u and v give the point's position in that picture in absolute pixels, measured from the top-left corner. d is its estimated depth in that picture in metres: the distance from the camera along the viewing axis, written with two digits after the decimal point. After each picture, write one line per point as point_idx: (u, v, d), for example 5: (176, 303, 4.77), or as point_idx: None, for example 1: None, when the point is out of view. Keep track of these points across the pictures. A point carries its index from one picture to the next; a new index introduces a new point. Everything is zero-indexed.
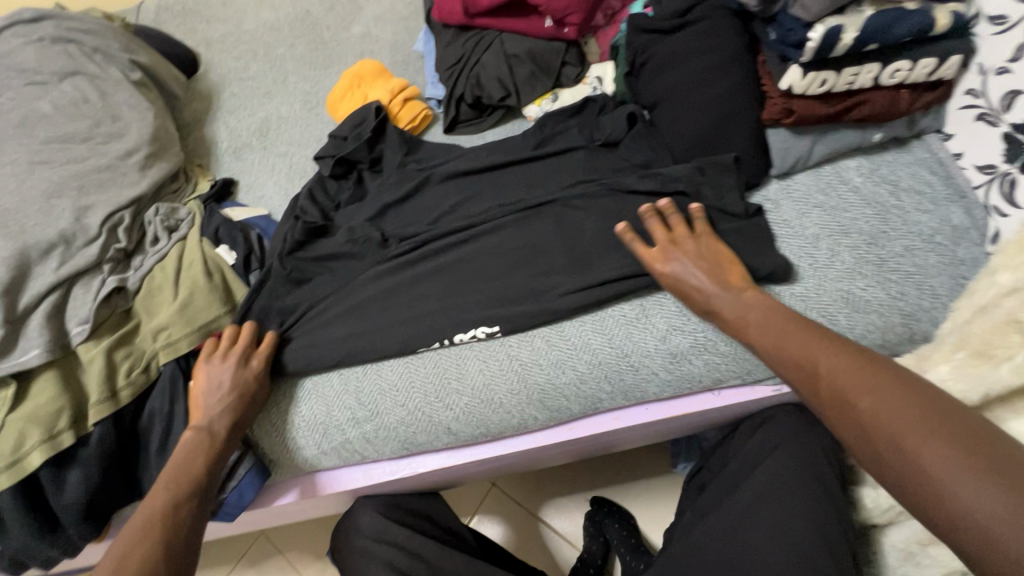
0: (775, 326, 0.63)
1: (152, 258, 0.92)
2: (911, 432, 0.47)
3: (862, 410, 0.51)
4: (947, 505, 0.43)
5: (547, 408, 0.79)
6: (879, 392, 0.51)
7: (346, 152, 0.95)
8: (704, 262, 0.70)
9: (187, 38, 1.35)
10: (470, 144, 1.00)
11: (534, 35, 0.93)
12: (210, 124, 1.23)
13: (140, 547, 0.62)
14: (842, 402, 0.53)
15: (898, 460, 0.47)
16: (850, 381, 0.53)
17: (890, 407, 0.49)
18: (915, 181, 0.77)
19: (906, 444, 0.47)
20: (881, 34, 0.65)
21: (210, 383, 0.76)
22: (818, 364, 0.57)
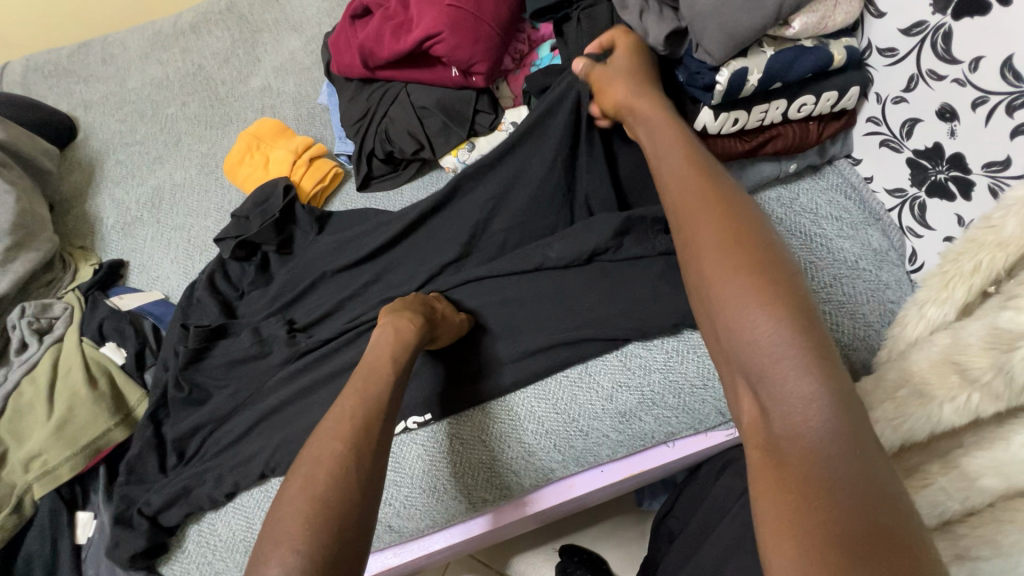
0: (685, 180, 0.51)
1: (19, 370, 0.79)
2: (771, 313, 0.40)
3: (724, 285, 0.43)
4: (778, 397, 0.38)
5: (496, 487, 0.72)
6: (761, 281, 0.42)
7: (249, 235, 0.86)
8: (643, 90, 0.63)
9: (61, 101, 1.21)
10: (396, 207, 0.94)
11: (439, 83, 0.87)
12: (93, 197, 1.10)
13: (341, 465, 0.50)
14: (714, 268, 0.44)
15: (744, 338, 0.41)
16: (726, 238, 0.45)
17: (760, 287, 0.41)
18: (833, 209, 0.78)
19: (753, 317, 0.40)
20: (783, 73, 0.65)
21: (401, 308, 0.70)
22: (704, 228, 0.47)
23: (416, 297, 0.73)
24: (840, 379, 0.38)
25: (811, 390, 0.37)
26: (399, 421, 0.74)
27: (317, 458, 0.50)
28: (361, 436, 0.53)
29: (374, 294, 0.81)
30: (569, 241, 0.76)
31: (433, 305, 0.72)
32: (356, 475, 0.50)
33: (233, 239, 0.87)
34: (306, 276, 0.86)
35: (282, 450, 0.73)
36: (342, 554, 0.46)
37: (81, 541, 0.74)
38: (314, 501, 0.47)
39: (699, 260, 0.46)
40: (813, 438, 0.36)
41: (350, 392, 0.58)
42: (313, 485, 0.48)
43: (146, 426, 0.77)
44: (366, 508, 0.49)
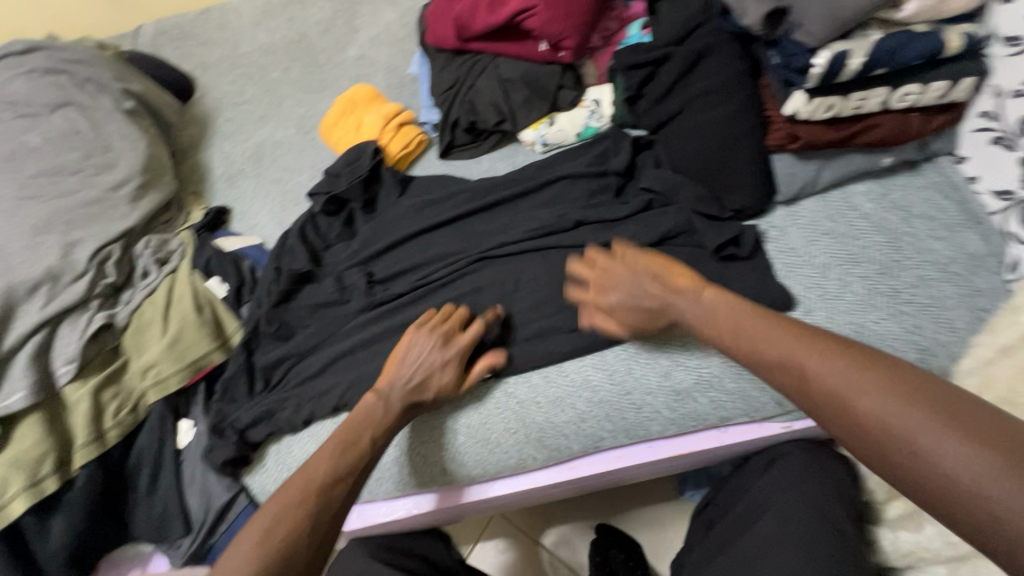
0: (744, 324, 0.58)
1: (141, 293, 0.90)
2: (922, 422, 0.43)
3: (858, 403, 0.46)
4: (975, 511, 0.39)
5: (546, 447, 0.76)
6: (869, 389, 0.46)
7: (339, 192, 0.93)
8: (656, 283, 0.67)
9: (182, 62, 1.35)
10: (476, 177, 0.97)
11: (527, 57, 0.90)
12: (205, 150, 1.21)
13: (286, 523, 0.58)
14: (835, 399, 0.48)
15: (895, 443, 0.44)
16: (819, 366, 0.50)
17: (890, 401, 0.45)
18: (928, 208, 0.74)
19: (887, 420, 0.44)
20: (889, 58, 0.62)
21: (405, 367, 0.71)
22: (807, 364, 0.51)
23: (417, 351, 0.72)
24: (1004, 451, 0.39)
25: (979, 477, 0.39)
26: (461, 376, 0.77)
27: (265, 513, 0.59)
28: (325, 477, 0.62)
29: (448, 256, 0.86)
30: (643, 224, 0.78)
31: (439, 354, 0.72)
32: (307, 517, 0.59)
33: (325, 195, 0.94)
34: (386, 233, 0.92)
35: (358, 389, 0.79)
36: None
37: (181, 446, 0.84)
38: (262, 535, 0.57)
39: (816, 388, 0.50)
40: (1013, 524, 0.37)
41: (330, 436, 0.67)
42: (271, 536, 0.57)
43: (240, 356, 0.86)
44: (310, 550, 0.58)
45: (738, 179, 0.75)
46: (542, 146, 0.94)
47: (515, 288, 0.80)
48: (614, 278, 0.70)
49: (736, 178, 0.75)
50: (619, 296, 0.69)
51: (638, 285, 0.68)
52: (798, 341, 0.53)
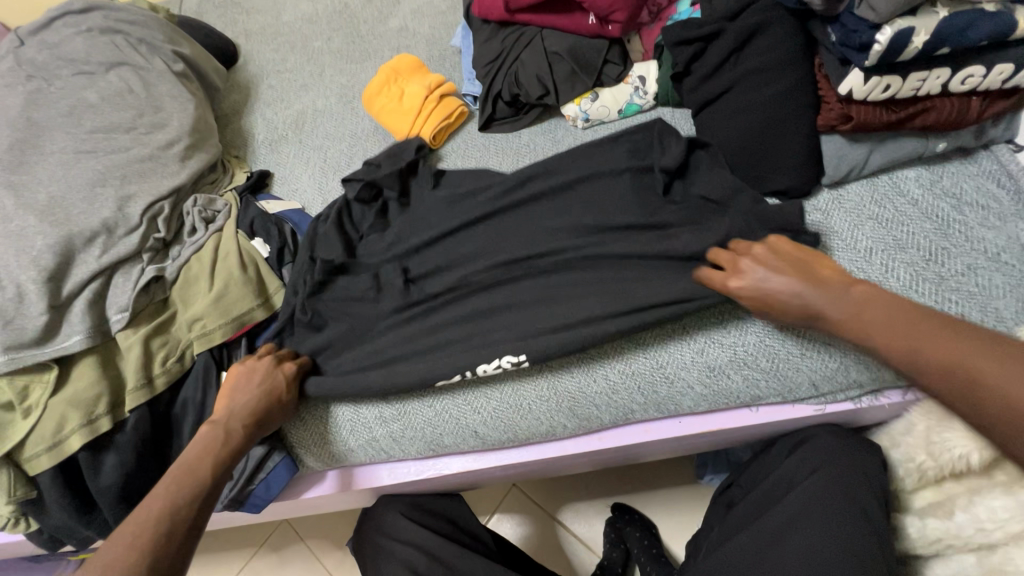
0: (898, 318, 0.59)
1: (189, 249, 0.92)
2: (978, 357, 0.54)
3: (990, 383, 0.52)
4: (976, 389, 0.53)
5: (577, 416, 0.77)
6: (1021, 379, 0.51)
7: (377, 179, 0.94)
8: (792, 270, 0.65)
9: (227, 29, 1.37)
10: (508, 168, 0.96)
11: (574, 30, 0.90)
12: (248, 115, 1.24)
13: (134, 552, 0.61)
14: (977, 381, 0.53)
15: None
16: (982, 358, 0.53)
17: (943, 344, 0.56)
18: (980, 196, 0.73)
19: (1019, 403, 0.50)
20: (954, 38, 0.61)
21: (242, 381, 0.77)
22: (881, 330, 0.60)
23: (247, 376, 0.78)
24: None
25: None
26: (494, 359, 0.76)
27: (116, 540, 0.62)
28: (179, 486, 0.68)
29: (486, 226, 0.87)
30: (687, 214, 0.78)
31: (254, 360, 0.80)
32: (182, 512, 0.66)
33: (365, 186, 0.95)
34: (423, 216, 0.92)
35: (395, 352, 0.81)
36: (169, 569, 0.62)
37: None
38: (130, 532, 0.63)
39: (954, 371, 0.54)
40: None
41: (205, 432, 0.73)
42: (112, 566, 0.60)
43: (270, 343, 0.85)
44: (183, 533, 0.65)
45: (786, 159, 0.74)
46: (584, 121, 0.94)
47: (552, 267, 0.80)
48: (757, 261, 0.67)
49: (784, 158, 0.74)
50: (757, 280, 0.66)
51: (768, 285, 0.65)
52: (954, 337, 0.56)
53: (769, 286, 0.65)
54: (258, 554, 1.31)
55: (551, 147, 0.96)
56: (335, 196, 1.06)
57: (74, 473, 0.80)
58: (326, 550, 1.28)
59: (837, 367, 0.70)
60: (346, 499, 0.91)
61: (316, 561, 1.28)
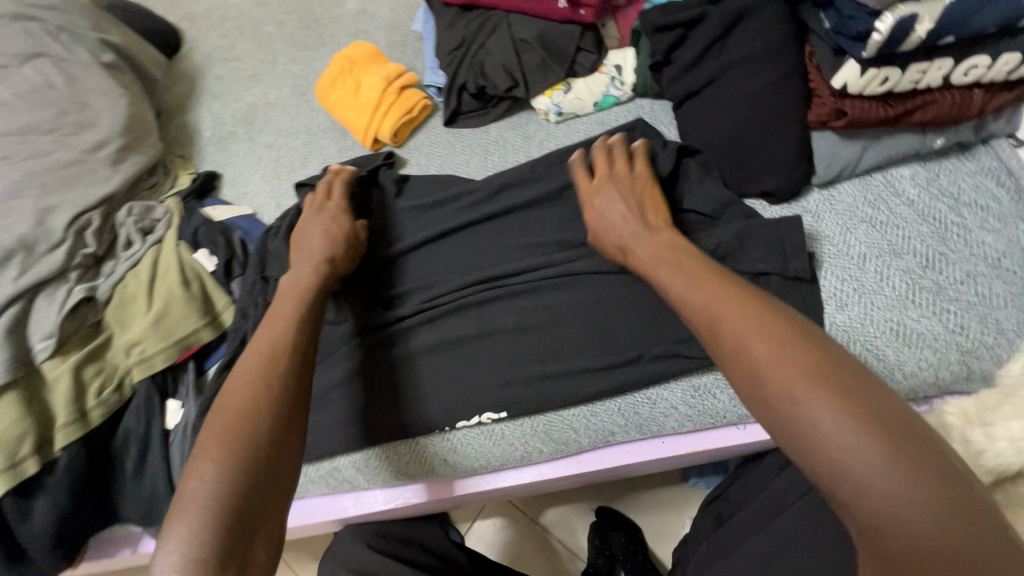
0: (684, 263, 0.55)
1: (124, 265, 0.83)
2: (753, 326, 0.46)
3: (754, 341, 0.45)
4: (795, 415, 0.41)
5: (554, 441, 0.71)
6: (772, 337, 0.45)
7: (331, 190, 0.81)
8: (633, 198, 0.65)
9: (168, 12, 1.24)
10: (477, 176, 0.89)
11: (544, 15, 0.82)
12: (193, 110, 1.13)
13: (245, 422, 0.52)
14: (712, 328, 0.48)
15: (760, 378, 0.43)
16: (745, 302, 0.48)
17: (733, 312, 0.47)
18: (979, 196, 0.68)
19: (761, 362, 0.44)
20: (960, 26, 0.55)
21: (309, 228, 0.73)
22: (684, 286, 0.53)
23: (316, 221, 0.73)
24: (874, 431, 0.38)
25: (850, 435, 0.38)
26: (474, 414, 0.71)
27: (223, 406, 0.53)
28: (264, 378, 0.55)
29: (452, 232, 0.80)
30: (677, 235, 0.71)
31: (338, 242, 0.71)
32: (264, 410, 0.53)
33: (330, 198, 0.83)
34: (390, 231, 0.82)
35: (358, 376, 0.74)
36: (247, 513, 0.47)
37: (170, 427, 0.79)
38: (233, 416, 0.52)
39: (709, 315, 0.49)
40: (868, 484, 0.37)
41: (286, 330, 0.60)
42: (238, 425, 0.51)
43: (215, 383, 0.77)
44: (279, 456, 0.52)
45: (775, 158, 0.68)
46: (556, 115, 0.87)
47: (526, 285, 0.74)
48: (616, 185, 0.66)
49: (773, 157, 0.68)
50: (608, 211, 0.65)
51: (612, 218, 0.64)
52: (722, 281, 0.51)
53: (608, 216, 0.65)
54: None
55: (522, 144, 0.89)
56: (290, 198, 0.97)
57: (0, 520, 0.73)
58: (301, 566, 1.23)
59: None
60: (309, 530, 0.84)
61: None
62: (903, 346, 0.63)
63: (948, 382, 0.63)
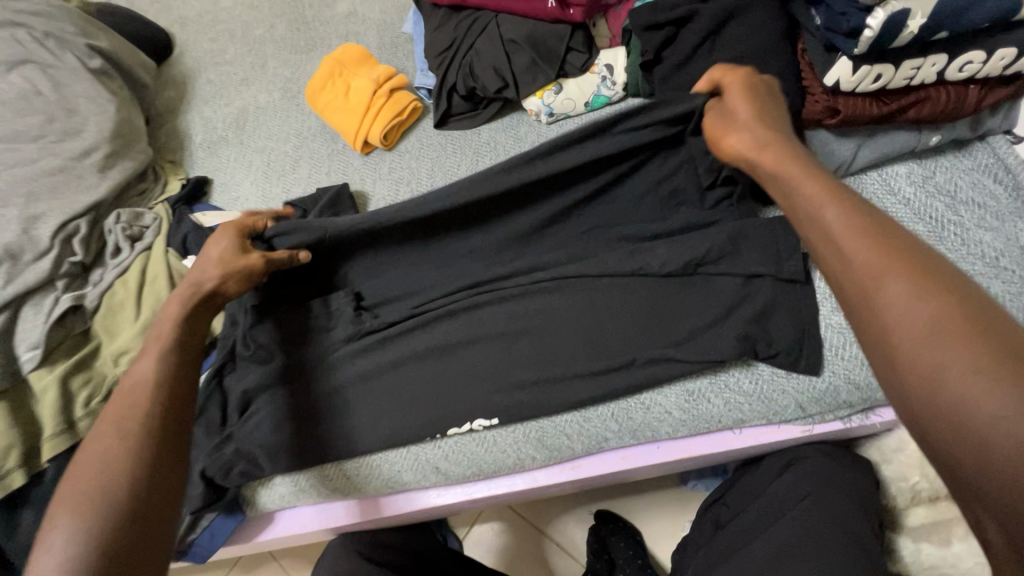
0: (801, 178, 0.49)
1: (112, 273, 0.82)
2: (885, 261, 0.40)
3: (880, 279, 0.39)
4: (918, 363, 0.36)
5: (547, 448, 0.70)
6: (901, 278, 0.39)
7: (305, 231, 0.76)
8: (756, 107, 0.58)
9: (158, 17, 1.24)
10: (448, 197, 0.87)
11: (534, 15, 0.81)
12: (184, 115, 1.12)
13: (110, 467, 0.51)
14: (832, 261, 0.43)
15: (884, 319, 0.38)
16: (878, 232, 0.42)
17: (860, 242, 0.42)
18: (976, 193, 0.67)
19: (887, 298, 0.39)
20: (953, 21, 0.53)
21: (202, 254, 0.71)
22: (806, 206, 0.47)
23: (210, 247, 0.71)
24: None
25: (986, 391, 0.32)
26: (465, 420, 0.70)
27: (92, 450, 0.53)
28: (132, 421, 0.55)
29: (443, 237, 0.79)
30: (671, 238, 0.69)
31: (212, 260, 0.67)
32: (134, 450, 0.53)
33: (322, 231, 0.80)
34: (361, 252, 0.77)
35: (350, 384, 0.74)
36: (124, 556, 0.47)
37: None
38: (94, 463, 0.52)
39: (830, 250, 0.43)
40: (996, 444, 0.32)
41: (150, 362, 0.60)
42: (101, 471, 0.51)
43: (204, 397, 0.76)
44: (150, 494, 0.51)
45: None
46: (547, 116, 0.86)
47: (517, 289, 0.73)
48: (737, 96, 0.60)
49: None
50: (730, 115, 0.59)
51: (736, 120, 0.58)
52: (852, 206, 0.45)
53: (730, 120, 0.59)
54: None
55: (514, 146, 0.88)
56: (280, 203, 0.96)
57: None
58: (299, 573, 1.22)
59: (825, 388, 0.65)
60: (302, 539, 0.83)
61: None
62: None
63: None
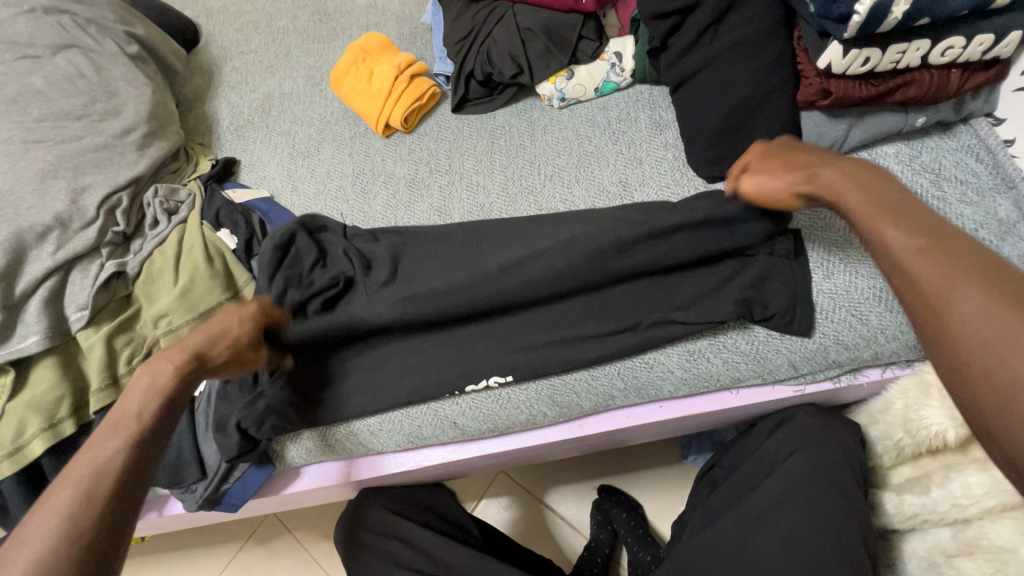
0: (873, 201, 0.52)
1: (151, 242, 0.88)
2: (964, 284, 0.43)
3: (954, 302, 0.43)
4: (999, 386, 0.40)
5: (557, 404, 0.76)
6: (984, 305, 0.42)
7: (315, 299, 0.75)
8: (812, 158, 0.59)
9: (186, 8, 1.29)
10: (458, 219, 0.89)
11: (548, 5, 0.87)
12: (211, 100, 1.17)
13: (45, 569, 0.47)
14: (906, 283, 0.47)
15: (966, 339, 0.42)
16: (965, 254, 0.45)
17: (938, 265, 0.45)
18: (959, 171, 0.72)
19: (961, 320, 0.42)
20: (934, 7, 0.59)
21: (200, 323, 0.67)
22: (884, 226, 0.50)
23: (214, 320, 0.67)
24: None
25: None
26: (481, 378, 0.76)
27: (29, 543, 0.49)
28: (80, 511, 0.51)
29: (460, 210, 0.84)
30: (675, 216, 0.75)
31: (216, 349, 0.65)
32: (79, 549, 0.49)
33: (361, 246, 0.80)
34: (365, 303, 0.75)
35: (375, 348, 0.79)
36: None
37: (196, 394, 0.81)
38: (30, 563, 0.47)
39: (907, 270, 0.47)
40: None
41: (115, 444, 0.56)
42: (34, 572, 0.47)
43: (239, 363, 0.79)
44: None
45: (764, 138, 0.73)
46: (559, 101, 0.92)
47: None
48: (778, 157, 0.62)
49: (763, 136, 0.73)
50: (774, 171, 0.61)
51: (776, 172, 0.61)
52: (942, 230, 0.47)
53: (775, 178, 0.61)
54: (245, 546, 1.29)
55: (527, 128, 0.93)
56: (304, 181, 1.01)
57: (38, 478, 0.78)
58: (313, 542, 1.27)
59: (816, 348, 0.70)
60: (325, 494, 0.89)
61: (304, 553, 1.27)
62: (885, 310, 0.68)
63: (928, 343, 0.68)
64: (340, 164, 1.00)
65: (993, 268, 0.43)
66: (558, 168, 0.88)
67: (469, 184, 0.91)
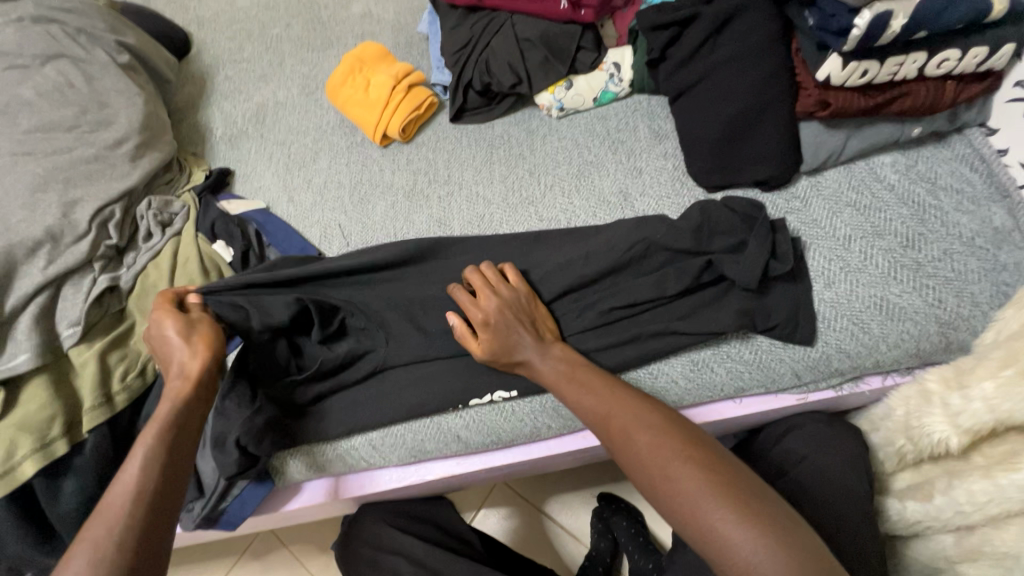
0: (573, 364, 0.66)
1: (145, 256, 0.87)
2: (639, 422, 0.58)
3: (635, 436, 0.57)
4: (685, 510, 0.51)
5: (561, 417, 0.76)
6: (646, 433, 0.57)
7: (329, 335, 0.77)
8: (509, 310, 0.69)
9: (176, 16, 1.28)
10: (458, 230, 0.88)
11: (546, 16, 0.87)
12: (203, 109, 1.15)
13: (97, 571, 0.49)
14: (600, 421, 0.61)
15: (656, 473, 0.54)
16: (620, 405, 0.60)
17: (602, 402, 0.61)
18: (954, 180, 0.73)
19: (633, 444, 0.56)
20: (931, 21, 0.60)
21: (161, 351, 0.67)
22: (572, 382, 0.65)
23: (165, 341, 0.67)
24: (759, 529, 0.48)
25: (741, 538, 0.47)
26: (486, 392, 0.75)
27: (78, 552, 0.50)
28: (122, 523, 0.52)
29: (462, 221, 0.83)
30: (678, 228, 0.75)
31: (187, 356, 0.66)
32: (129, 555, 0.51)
33: (350, 264, 0.80)
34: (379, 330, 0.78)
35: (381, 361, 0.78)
36: None
37: None
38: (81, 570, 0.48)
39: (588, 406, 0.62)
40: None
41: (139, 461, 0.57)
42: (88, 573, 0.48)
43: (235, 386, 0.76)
44: None
45: (764, 148, 0.74)
46: (558, 110, 0.92)
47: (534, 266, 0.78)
48: (501, 300, 0.70)
49: (764, 147, 0.74)
50: (498, 324, 0.68)
51: (499, 315, 0.68)
52: (596, 377, 0.65)
53: (503, 330, 0.68)
54: (240, 561, 1.27)
55: (526, 138, 0.93)
56: (300, 192, 0.99)
57: (28, 500, 0.75)
58: (311, 556, 1.25)
59: (819, 357, 0.70)
60: (324, 511, 0.88)
61: (300, 568, 1.25)
62: (886, 319, 0.69)
63: (929, 351, 0.69)
64: (338, 175, 0.99)
65: (638, 406, 0.60)
66: (558, 178, 0.88)
67: (469, 195, 0.91)
